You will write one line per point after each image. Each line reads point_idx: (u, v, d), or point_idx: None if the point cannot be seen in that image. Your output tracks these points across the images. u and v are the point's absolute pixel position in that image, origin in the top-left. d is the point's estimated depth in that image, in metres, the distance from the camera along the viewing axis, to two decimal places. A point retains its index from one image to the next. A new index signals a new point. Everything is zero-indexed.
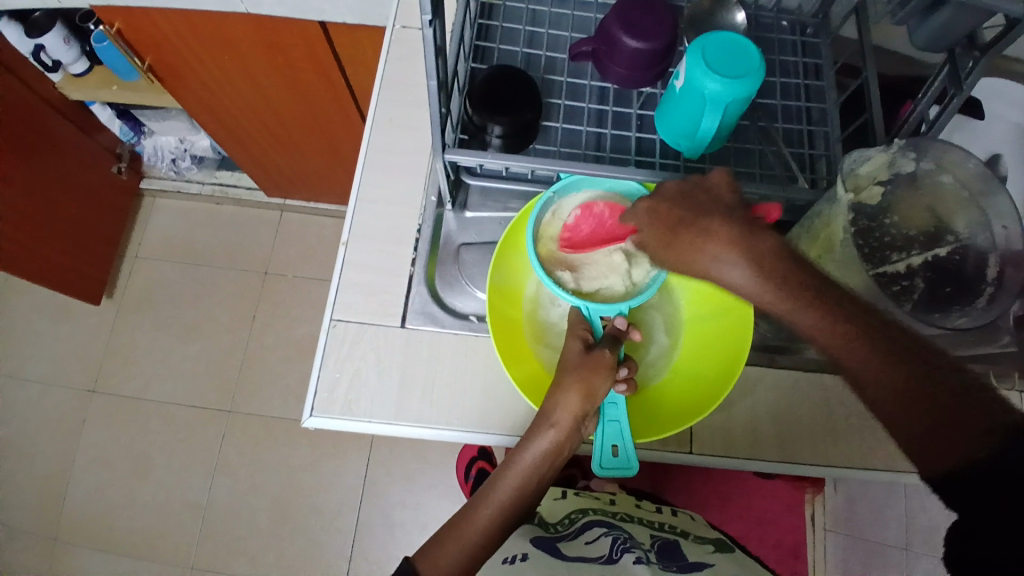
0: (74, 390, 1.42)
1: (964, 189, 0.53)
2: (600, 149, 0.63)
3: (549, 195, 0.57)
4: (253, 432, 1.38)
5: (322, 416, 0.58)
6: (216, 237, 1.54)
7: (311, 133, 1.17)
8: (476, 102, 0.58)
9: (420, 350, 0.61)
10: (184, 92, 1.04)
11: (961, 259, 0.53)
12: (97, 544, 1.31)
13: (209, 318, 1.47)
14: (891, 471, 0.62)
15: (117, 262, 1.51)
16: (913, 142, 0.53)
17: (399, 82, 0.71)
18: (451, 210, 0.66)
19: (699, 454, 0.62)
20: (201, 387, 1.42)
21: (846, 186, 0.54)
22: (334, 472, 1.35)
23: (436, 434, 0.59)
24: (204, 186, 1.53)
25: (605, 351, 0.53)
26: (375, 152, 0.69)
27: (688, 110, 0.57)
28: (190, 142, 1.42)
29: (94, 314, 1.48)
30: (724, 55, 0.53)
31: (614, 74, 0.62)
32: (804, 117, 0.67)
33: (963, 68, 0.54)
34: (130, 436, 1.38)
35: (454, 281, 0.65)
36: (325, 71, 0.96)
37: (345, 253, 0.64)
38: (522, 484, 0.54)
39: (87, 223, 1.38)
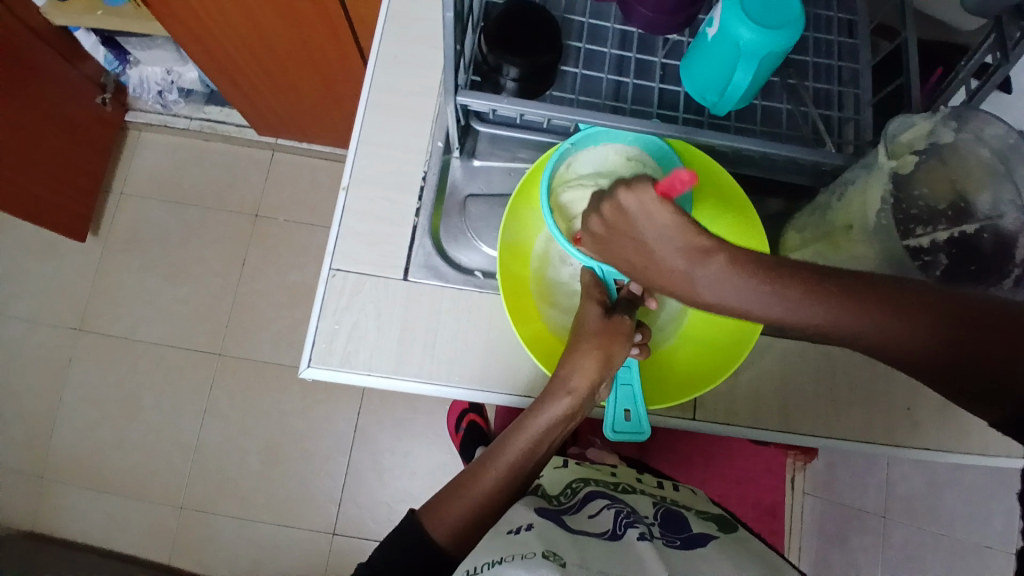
0: (60, 328, 1.39)
1: (1000, 163, 0.50)
2: (619, 100, 0.60)
3: (566, 147, 0.54)
4: (244, 376, 1.37)
5: (320, 368, 0.56)
6: (204, 175, 1.48)
7: (306, 71, 1.11)
8: (491, 41, 0.54)
9: (422, 305, 0.59)
10: (172, 21, 0.98)
11: (988, 238, 0.50)
12: (88, 481, 1.31)
13: (198, 260, 1.43)
14: (890, 444, 0.62)
15: (102, 198, 1.46)
16: (957, 111, 0.50)
17: (406, 16, 0.66)
18: (459, 157, 0.63)
19: (702, 420, 0.61)
20: (190, 331, 1.39)
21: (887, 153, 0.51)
22: (324, 419, 1.35)
23: (436, 390, 0.57)
24: (192, 121, 1.45)
25: (624, 317, 0.52)
26: (379, 91, 0.64)
27: (719, 62, 0.53)
28: (178, 73, 1.35)
29: (79, 251, 1.43)
30: (763, 2, 0.49)
31: (640, 17, 0.58)
32: (835, 76, 0.63)
33: (1009, 37, 0.50)
34: (118, 376, 1.37)
35: (460, 233, 0.62)
36: (324, 2, 0.90)
37: (345, 199, 0.61)
38: (532, 448, 0.53)
39: (71, 155, 1.32)
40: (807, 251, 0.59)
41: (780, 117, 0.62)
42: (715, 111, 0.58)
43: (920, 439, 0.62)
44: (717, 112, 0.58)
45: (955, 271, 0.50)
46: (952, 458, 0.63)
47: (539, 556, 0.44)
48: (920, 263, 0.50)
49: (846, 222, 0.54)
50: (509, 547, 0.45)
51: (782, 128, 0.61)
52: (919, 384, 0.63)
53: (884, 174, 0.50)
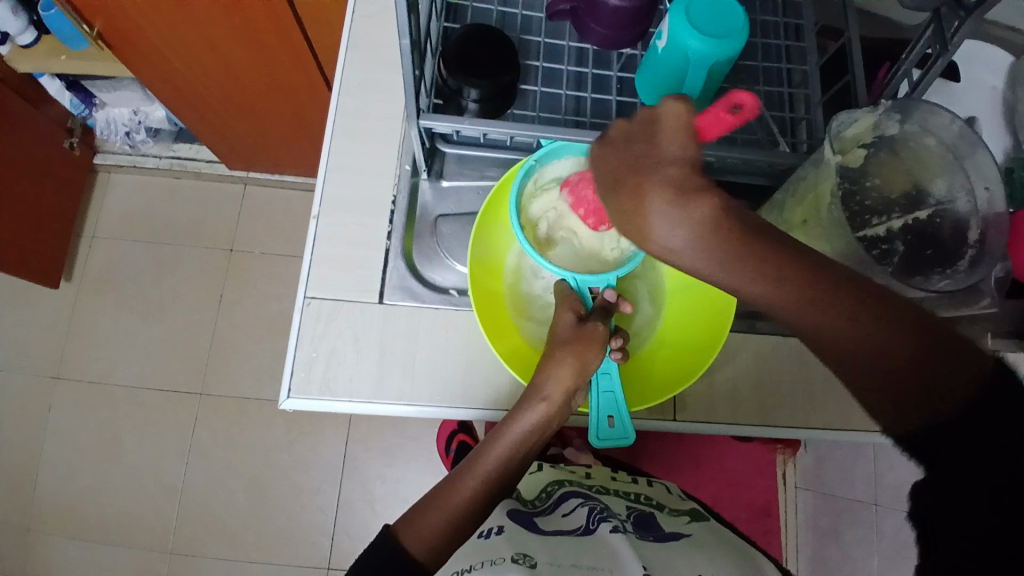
0: (36, 377, 1.36)
1: (948, 152, 0.52)
2: (580, 114, 0.61)
3: (531, 162, 0.55)
4: (227, 414, 1.35)
5: (300, 397, 0.56)
6: (177, 213, 1.47)
7: (274, 102, 1.12)
8: (450, 64, 0.56)
9: (398, 326, 0.59)
10: (136, 60, 0.98)
11: (941, 222, 0.52)
12: (71, 532, 1.27)
13: (175, 298, 1.42)
14: (867, 431, 0.63)
15: (74, 242, 1.44)
16: (899, 104, 0.52)
17: (368, 43, 0.67)
18: (427, 179, 0.64)
19: (684, 421, 0.62)
20: (171, 370, 1.38)
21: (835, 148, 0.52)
22: (312, 450, 1.33)
23: (418, 411, 0.58)
24: (161, 160, 1.45)
25: (597, 323, 0.52)
26: (345, 118, 0.65)
27: (670, 74, 0.55)
28: (145, 113, 1.37)
29: (52, 297, 1.41)
30: (708, 15, 0.52)
31: (594, 33, 0.60)
32: (785, 79, 0.65)
33: (949, 28, 0.52)
34: (98, 422, 1.34)
35: (433, 253, 0.63)
36: (286, 32, 0.91)
37: (317, 227, 0.61)
38: (508, 457, 0.53)
39: (40, 200, 1.31)
40: None
41: (736, 122, 0.64)
42: None
43: None
44: None
45: (911, 258, 0.52)
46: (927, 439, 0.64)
47: (506, 561, 0.47)
48: (879, 251, 0.52)
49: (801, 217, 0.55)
50: (478, 555, 0.49)
51: (738, 132, 0.63)
52: None
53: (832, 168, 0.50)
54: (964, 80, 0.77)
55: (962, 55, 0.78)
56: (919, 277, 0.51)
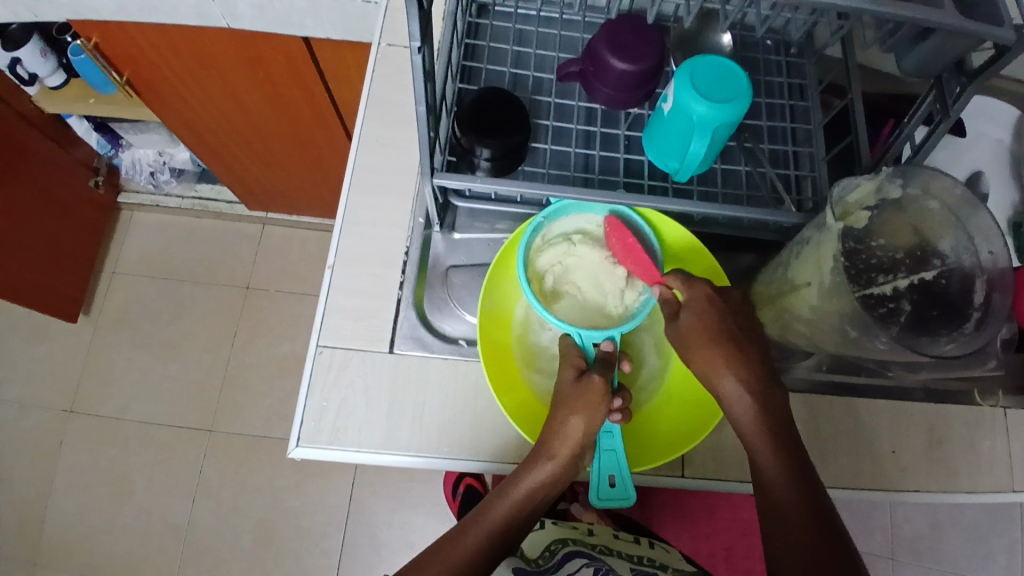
0: (50, 411, 1.38)
1: (950, 214, 0.53)
2: (588, 171, 0.63)
3: (538, 220, 0.57)
4: (235, 452, 1.35)
5: (309, 447, 0.57)
6: (195, 251, 1.51)
7: (293, 148, 1.16)
8: (464, 125, 0.58)
9: (407, 377, 0.60)
10: (162, 107, 1.03)
11: (948, 282, 0.53)
12: (76, 569, 1.27)
13: (189, 335, 1.44)
14: (877, 489, 0.63)
15: (94, 278, 1.48)
16: (901, 169, 0.52)
17: (385, 100, 0.70)
18: (440, 231, 0.65)
19: (693, 477, 0.61)
20: (181, 406, 1.39)
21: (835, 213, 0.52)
22: (318, 491, 1.33)
23: (425, 463, 0.58)
24: (183, 200, 1.51)
25: (595, 377, 0.52)
26: (361, 171, 0.67)
27: (677, 135, 0.57)
28: (169, 155, 1.41)
29: (70, 332, 1.44)
30: (713, 80, 0.54)
31: (601, 94, 0.62)
32: (789, 137, 0.67)
33: (951, 93, 0.52)
34: (108, 457, 1.35)
35: (443, 304, 0.64)
36: (308, 84, 0.95)
37: (331, 277, 0.63)
38: (511, 513, 0.52)
39: (64, 237, 1.35)
40: (774, 306, 0.59)
41: (741, 180, 0.65)
42: (679, 178, 0.61)
43: (905, 484, 0.63)
44: (681, 179, 0.61)
45: (918, 317, 0.52)
46: (938, 498, 0.64)
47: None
48: (885, 310, 0.52)
49: (805, 279, 0.54)
50: None
51: (743, 190, 0.65)
52: (898, 427, 0.65)
53: (835, 232, 0.50)
54: (968, 135, 0.78)
55: (967, 112, 0.79)
56: (927, 338, 0.50)
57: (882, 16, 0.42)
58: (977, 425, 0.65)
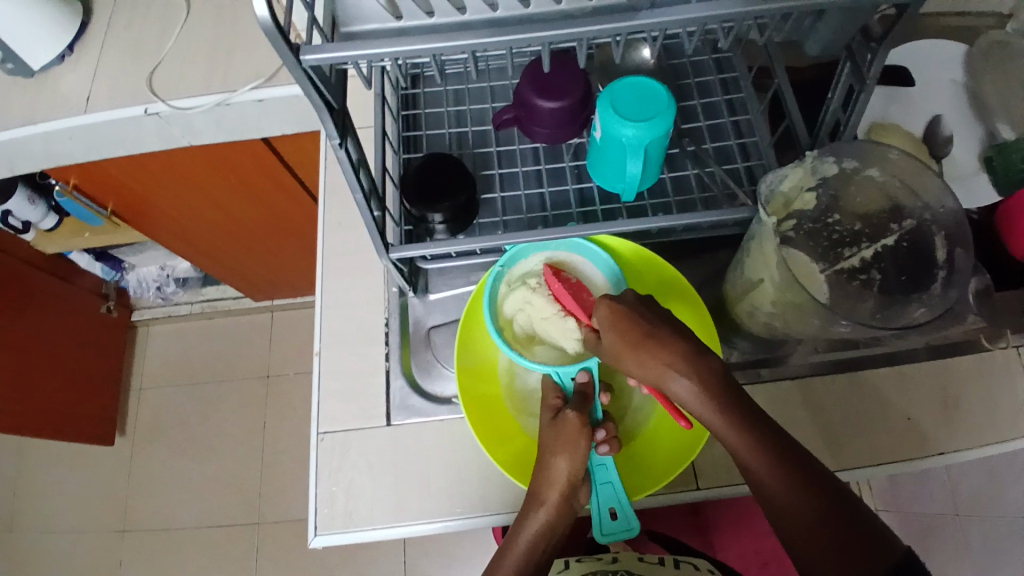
0: (103, 534, 1.41)
1: (896, 179, 0.53)
2: (543, 209, 0.65)
3: (498, 269, 0.59)
4: (287, 539, 1.37)
5: (326, 533, 0.58)
6: (214, 352, 1.56)
7: (283, 237, 1.21)
8: (411, 196, 0.60)
9: (407, 446, 0.61)
10: (149, 227, 1.08)
11: (912, 242, 0.52)
12: None
13: (222, 432, 1.48)
14: (901, 461, 0.61)
15: (123, 397, 1.53)
16: (828, 148, 0.52)
17: (342, 183, 0.73)
18: (415, 296, 0.67)
19: (709, 488, 0.59)
20: (226, 504, 1.42)
21: (770, 209, 0.51)
22: (373, 561, 1.33)
23: (440, 527, 0.59)
24: (193, 306, 1.57)
25: (569, 413, 0.52)
26: (331, 254, 0.70)
27: (613, 159, 0.58)
28: (171, 267, 1.47)
29: (110, 453, 1.48)
30: (632, 102, 0.55)
31: (538, 134, 0.65)
32: (732, 132, 0.68)
33: (864, 61, 0.53)
34: (165, 568, 1.37)
35: (431, 366, 0.65)
36: (278, 178, 1.00)
37: (320, 362, 0.65)
38: (520, 567, 0.53)
39: (87, 365, 1.41)
40: (744, 303, 0.59)
41: (693, 184, 0.66)
42: (628, 199, 0.62)
43: (928, 449, 0.61)
44: (629, 199, 0.62)
45: (891, 285, 0.51)
46: (967, 457, 0.61)
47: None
48: (859, 283, 0.52)
49: (759, 277, 0.53)
50: None
51: (697, 193, 0.65)
52: (907, 393, 0.63)
53: (770, 231, 0.49)
54: (917, 84, 0.78)
55: (911, 62, 0.79)
56: (898, 306, 0.49)
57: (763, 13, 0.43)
58: (989, 374, 0.64)
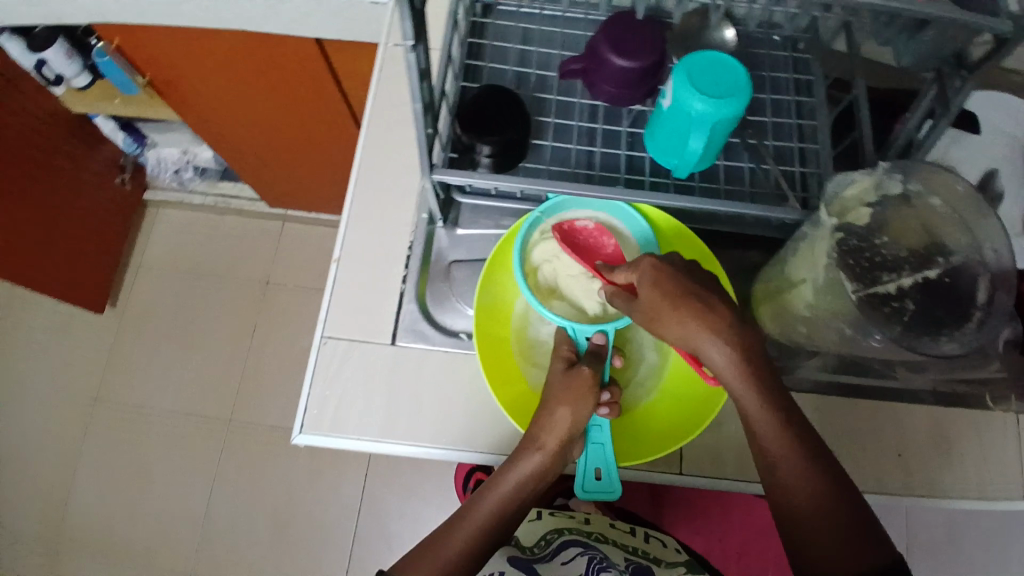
0: (77, 399, 1.43)
1: (953, 213, 0.52)
2: (590, 167, 0.64)
3: (537, 215, 0.58)
4: (254, 443, 1.39)
5: (312, 433, 0.59)
6: (218, 248, 1.55)
7: (312, 148, 1.19)
8: (463, 122, 0.59)
9: (407, 369, 0.61)
10: (181, 105, 1.06)
11: (953, 280, 0.51)
12: (98, 553, 1.32)
13: (211, 327, 1.48)
14: (881, 492, 0.62)
15: (121, 272, 1.52)
16: (898, 166, 0.53)
17: (391, 99, 0.71)
18: (443, 227, 0.66)
19: (689, 475, 0.60)
20: (202, 397, 1.43)
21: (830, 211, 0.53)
22: (333, 483, 1.35)
23: (422, 452, 0.60)
24: (206, 197, 1.55)
25: (584, 368, 0.52)
26: (368, 167, 0.69)
27: (675, 131, 0.57)
28: (193, 153, 1.43)
29: (97, 324, 1.49)
30: (710, 77, 0.54)
31: (603, 91, 0.63)
32: (795, 134, 0.66)
33: (951, 88, 0.53)
34: (132, 444, 1.39)
35: (445, 298, 0.65)
36: (323, 85, 0.98)
37: (337, 270, 0.65)
38: (501, 508, 0.53)
39: (91, 233, 1.40)
40: (772, 303, 0.60)
41: (745, 176, 0.64)
42: (679, 175, 0.61)
43: (909, 486, 0.62)
44: (681, 176, 0.61)
45: (924, 317, 0.50)
46: (944, 503, 0.62)
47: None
48: (891, 309, 0.50)
49: (801, 277, 0.54)
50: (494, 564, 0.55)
51: (747, 186, 0.64)
52: (903, 429, 0.64)
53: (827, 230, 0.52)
54: (987, 130, 0.76)
55: (986, 107, 0.78)
56: (928, 337, 0.49)
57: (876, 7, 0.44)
58: (986, 428, 0.64)
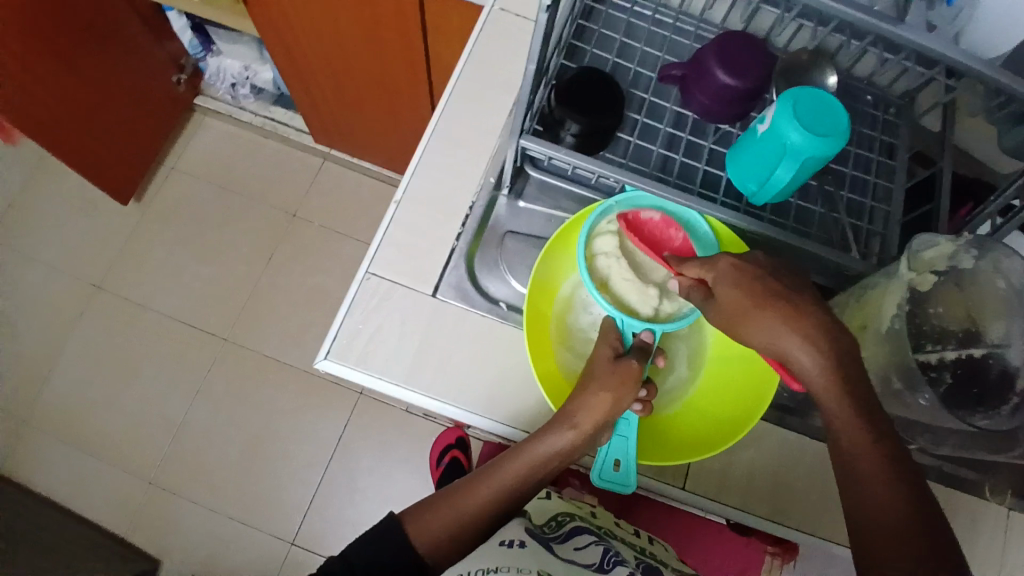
0: (82, 282, 1.43)
1: (1015, 297, 0.52)
2: (665, 172, 0.64)
3: (609, 203, 0.58)
4: (244, 367, 1.39)
5: (336, 361, 0.59)
6: (254, 168, 1.55)
7: (376, 93, 1.18)
8: (559, 97, 0.59)
9: (443, 323, 0.61)
10: (262, 21, 1.05)
11: (994, 363, 0.53)
12: (67, 435, 1.32)
13: (229, 244, 1.48)
14: None
15: (154, 169, 1.52)
16: (979, 240, 0.52)
17: (484, 59, 0.71)
18: (506, 196, 0.66)
19: (691, 492, 0.60)
20: (203, 310, 1.42)
21: (912, 267, 0.52)
22: (311, 423, 1.35)
23: (440, 408, 0.60)
24: (255, 117, 1.55)
25: (633, 361, 0.53)
26: (447, 120, 0.69)
27: (763, 157, 0.57)
28: (254, 71, 1.48)
29: (119, 213, 1.48)
30: (815, 112, 0.54)
31: (696, 103, 0.63)
32: (869, 191, 0.66)
33: None
34: (125, 338, 1.39)
35: (494, 265, 0.65)
36: (409, 34, 0.98)
37: (395, 212, 0.65)
38: (522, 476, 0.53)
39: (137, 124, 1.39)
40: None
41: (812, 219, 0.65)
42: (753, 201, 0.62)
43: None
44: (755, 202, 0.62)
45: (958, 391, 0.52)
46: None
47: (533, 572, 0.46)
48: (928, 376, 0.53)
49: (861, 322, 0.55)
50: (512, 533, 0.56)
51: (812, 229, 0.64)
52: None
53: (904, 284, 0.51)
54: None
55: None
56: (964, 411, 0.52)
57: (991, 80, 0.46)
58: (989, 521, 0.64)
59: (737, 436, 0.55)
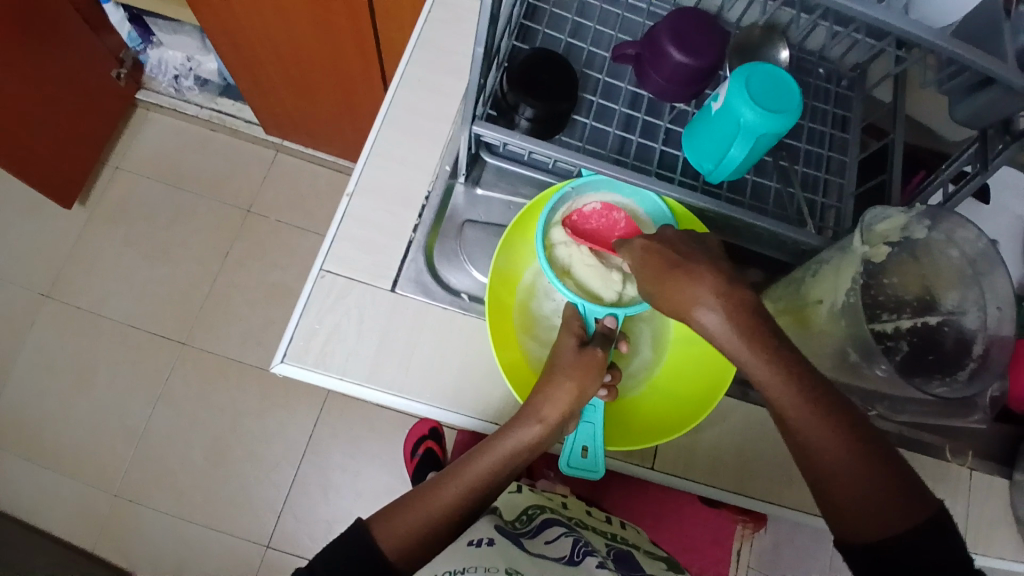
0: (26, 291, 1.36)
1: (968, 265, 0.53)
2: (623, 154, 0.63)
3: (567, 189, 0.57)
4: (206, 370, 1.34)
5: (293, 364, 0.57)
6: (204, 163, 1.49)
7: (328, 80, 1.14)
8: (513, 81, 0.58)
9: (404, 318, 0.60)
10: (204, 10, 1.00)
11: (948, 331, 0.54)
12: (22, 451, 1.26)
13: (182, 244, 1.43)
14: None
15: (96, 168, 1.45)
16: (931, 211, 0.52)
17: (434, 43, 0.69)
18: (463, 184, 0.64)
19: (660, 472, 0.60)
20: (160, 313, 1.37)
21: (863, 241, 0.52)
22: (280, 423, 1.32)
23: (404, 405, 0.58)
24: (202, 111, 1.48)
25: (597, 350, 0.53)
26: (399, 108, 0.66)
27: (719, 135, 0.57)
28: (197, 62, 1.41)
29: (62, 216, 1.41)
30: (767, 88, 0.53)
31: (652, 83, 0.62)
32: (823, 164, 0.66)
33: (991, 149, 0.53)
34: (76, 347, 1.33)
35: (453, 255, 0.64)
36: (357, 19, 0.94)
37: (348, 205, 0.62)
38: (492, 470, 0.53)
39: (76, 122, 1.32)
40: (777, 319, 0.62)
41: (769, 195, 0.65)
42: (710, 179, 0.62)
43: None
44: (712, 180, 0.61)
45: (913, 359, 0.54)
46: None
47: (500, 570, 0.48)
48: (884, 346, 0.54)
49: (817, 296, 0.56)
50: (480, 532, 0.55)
51: (769, 205, 0.64)
52: None
53: (857, 258, 0.51)
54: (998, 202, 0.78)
55: None
56: (919, 378, 0.53)
57: (940, 51, 0.46)
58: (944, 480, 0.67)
59: (702, 416, 0.55)
